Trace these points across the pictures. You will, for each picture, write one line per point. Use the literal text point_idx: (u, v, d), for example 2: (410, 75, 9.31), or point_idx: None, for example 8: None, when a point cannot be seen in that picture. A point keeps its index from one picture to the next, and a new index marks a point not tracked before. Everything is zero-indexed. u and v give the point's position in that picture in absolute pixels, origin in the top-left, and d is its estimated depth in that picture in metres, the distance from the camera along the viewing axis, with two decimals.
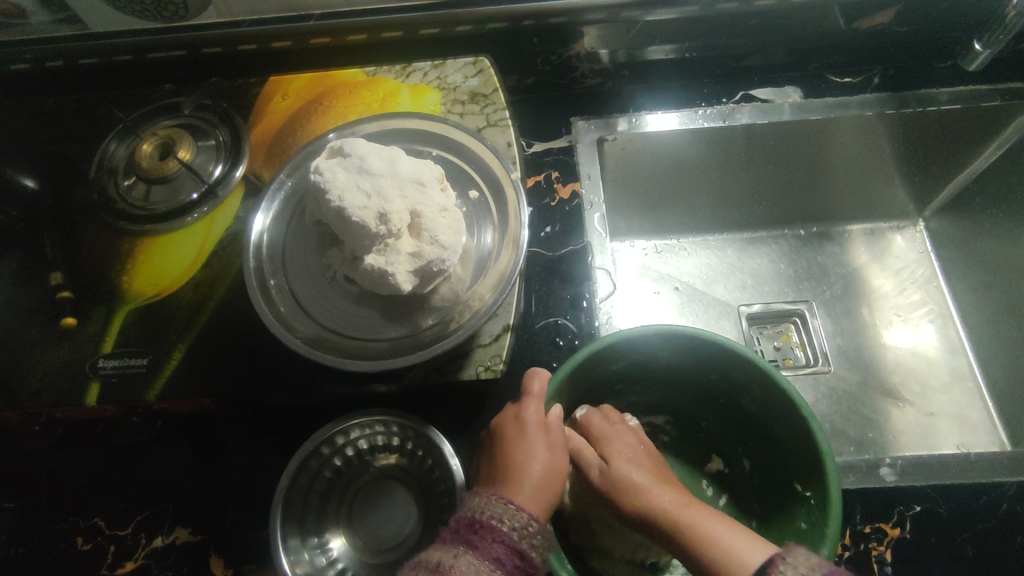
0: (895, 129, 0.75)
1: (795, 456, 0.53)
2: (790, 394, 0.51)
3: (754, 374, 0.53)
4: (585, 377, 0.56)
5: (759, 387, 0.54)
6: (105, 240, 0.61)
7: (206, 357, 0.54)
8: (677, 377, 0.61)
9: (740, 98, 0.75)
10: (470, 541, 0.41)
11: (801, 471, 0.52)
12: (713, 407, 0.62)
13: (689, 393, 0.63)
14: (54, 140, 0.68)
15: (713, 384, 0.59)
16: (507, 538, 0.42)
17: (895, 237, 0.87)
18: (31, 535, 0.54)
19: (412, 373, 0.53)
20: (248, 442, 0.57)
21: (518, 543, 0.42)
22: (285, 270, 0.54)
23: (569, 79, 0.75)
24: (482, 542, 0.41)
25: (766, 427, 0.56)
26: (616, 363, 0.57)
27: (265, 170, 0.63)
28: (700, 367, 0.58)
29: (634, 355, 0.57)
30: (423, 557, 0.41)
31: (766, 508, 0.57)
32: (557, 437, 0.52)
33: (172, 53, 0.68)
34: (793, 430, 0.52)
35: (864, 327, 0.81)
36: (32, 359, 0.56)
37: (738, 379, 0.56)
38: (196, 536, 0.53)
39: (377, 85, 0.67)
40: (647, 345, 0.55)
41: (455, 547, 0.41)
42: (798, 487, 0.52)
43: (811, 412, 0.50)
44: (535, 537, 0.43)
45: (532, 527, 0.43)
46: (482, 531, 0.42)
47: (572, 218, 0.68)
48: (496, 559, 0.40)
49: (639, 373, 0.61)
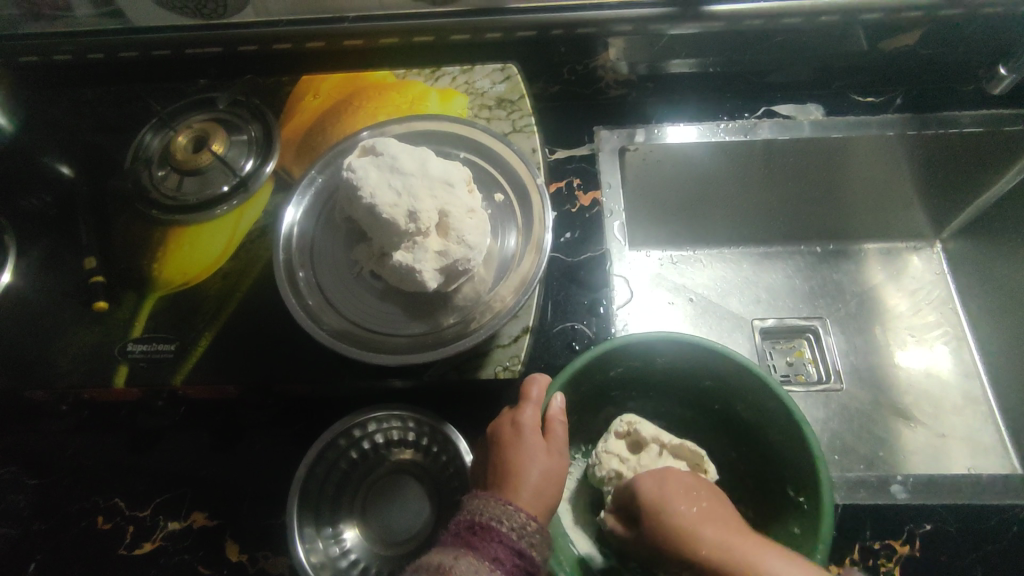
0: (915, 151, 0.76)
1: (789, 464, 0.53)
2: (784, 402, 0.51)
3: (748, 382, 0.54)
4: (588, 379, 0.56)
5: (751, 397, 0.55)
6: (138, 228, 0.62)
7: (230, 347, 0.56)
8: (672, 381, 0.61)
9: (761, 114, 0.76)
10: (470, 543, 0.42)
11: (795, 477, 0.51)
12: (716, 418, 0.62)
13: (685, 401, 0.63)
14: (92, 130, 0.70)
15: (708, 388, 0.60)
16: (507, 539, 0.43)
17: (911, 257, 0.87)
18: (53, 512, 0.56)
19: (432, 370, 0.54)
20: (267, 431, 0.58)
21: (516, 542, 0.43)
22: (313, 262, 0.55)
23: (594, 90, 0.77)
24: (481, 543, 0.42)
25: (760, 433, 0.56)
26: (615, 369, 0.58)
27: (295, 166, 0.64)
28: (696, 373, 0.59)
29: (633, 361, 0.57)
30: (424, 560, 0.42)
31: (759, 517, 0.58)
32: (558, 443, 0.51)
33: (209, 50, 0.69)
34: (786, 437, 0.52)
35: (877, 346, 0.81)
36: (62, 341, 0.57)
37: (736, 387, 0.56)
38: (213, 522, 0.54)
39: (406, 88, 0.70)
40: (646, 352, 0.56)
41: (455, 549, 0.42)
42: (790, 491, 0.52)
43: (805, 420, 0.51)
44: (534, 536, 0.44)
45: (530, 527, 0.44)
46: (481, 532, 0.43)
47: (592, 225, 0.69)
48: (496, 558, 0.41)
49: (639, 380, 0.61)
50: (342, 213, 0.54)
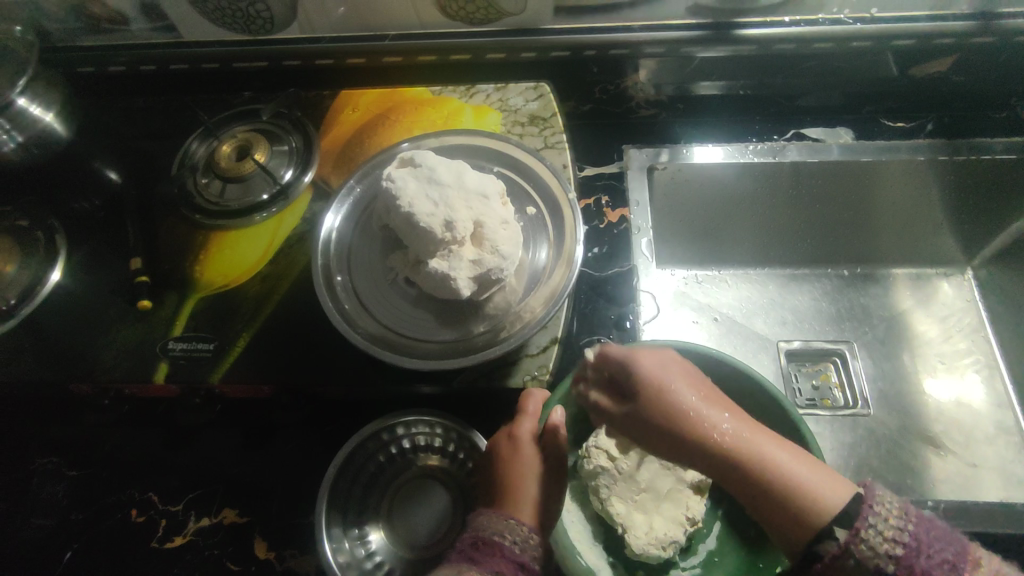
0: (946, 176, 0.76)
1: None
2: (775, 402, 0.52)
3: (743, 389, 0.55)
4: None
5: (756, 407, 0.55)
6: (182, 231, 0.65)
7: (267, 347, 0.57)
8: None
9: (792, 136, 0.77)
10: (473, 558, 0.43)
11: None
12: None
13: None
14: (140, 137, 0.73)
15: None
16: (509, 553, 0.44)
17: (941, 283, 0.86)
18: (91, 503, 0.58)
19: (461, 378, 0.55)
20: (296, 433, 0.59)
21: (520, 555, 0.44)
22: (349, 268, 0.57)
23: (625, 109, 0.78)
24: (484, 557, 0.43)
25: None
26: None
27: (333, 176, 0.67)
28: None
29: None
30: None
31: None
32: (556, 450, 0.53)
33: (255, 64, 0.73)
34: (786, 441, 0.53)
35: (906, 372, 0.80)
36: (107, 337, 0.60)
37: (732, 393, 0.57)
38: (242, 519, 0.56)
39: (441, 104, 0.71)
40: None
41: (459, 564, 0.43)
42: None
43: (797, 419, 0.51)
44: (536, 550, 0.46)
45: (532, 541, 0.46)
46: (485, 548, 0.44)
47: (619, 241, 0.70)
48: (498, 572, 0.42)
49: None
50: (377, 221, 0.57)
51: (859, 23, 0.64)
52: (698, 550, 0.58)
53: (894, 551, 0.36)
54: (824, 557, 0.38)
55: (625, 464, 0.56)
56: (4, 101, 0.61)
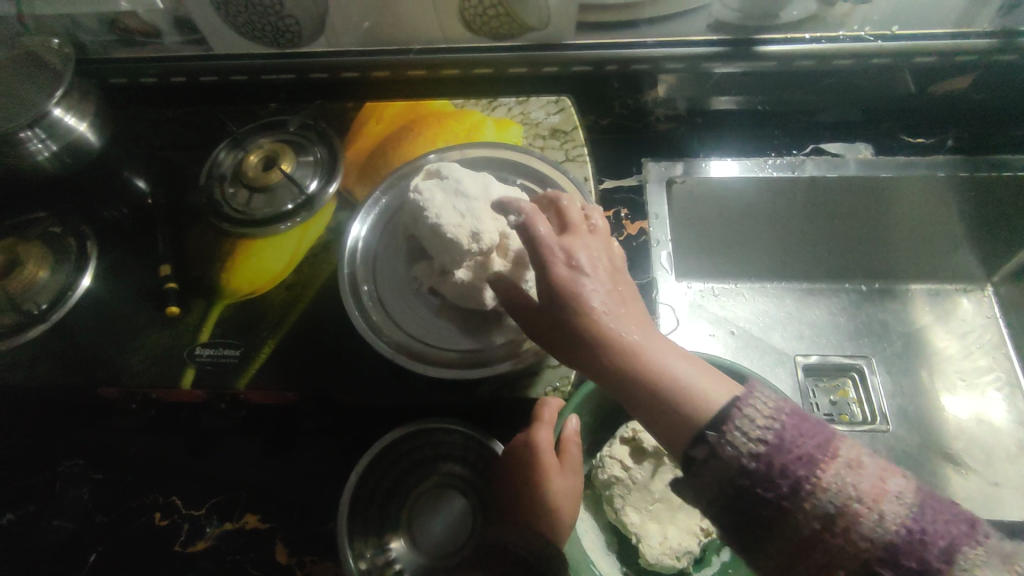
0: (967, 193, 0.75)
1: None
2: None
3: None
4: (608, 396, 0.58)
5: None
6: (209, 240, 0.66)
7: (291, 355, 0.58)
8: None
9: (811, 150, 0.77)
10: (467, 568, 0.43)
11: None
12: None
13: None
14: (168, 147, 0.75)
15: None
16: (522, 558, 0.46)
17: (960, 299, 0.86)
18: (116, 506, 0.59)
19: (484, 388, 0.55)
20: (317, 440, 0.60)
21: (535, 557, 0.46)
22: (374, 276, 0.58)
23: (645, 124, 0.79)
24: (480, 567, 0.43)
25: None
26: None
27: (357, 187, 0.68)
28: None
29: None
30: None
31: None
32: (574, 461, 0.53)
33: (283, 77, 0.74)
34: None
35: (925, 389, 0.80)
36: (135, 342, 0.61)
37: None
38: (264, 525, 0.56)
39: (464, 117, 0.72)
40: None
41: None
42: None
43: None
44: (552, 557, 0.47)
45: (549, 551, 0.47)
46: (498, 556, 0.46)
47: (639, 253, 0.70)
48: None
49: None
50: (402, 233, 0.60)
51: (879, 40, 0.65)
52: (712, 562, 0.56)
53: (757, 449, 0.34)
54: (697, 462, 0.36)
55: (639, 474, 0.56)
56: (40, 112, 0.63)
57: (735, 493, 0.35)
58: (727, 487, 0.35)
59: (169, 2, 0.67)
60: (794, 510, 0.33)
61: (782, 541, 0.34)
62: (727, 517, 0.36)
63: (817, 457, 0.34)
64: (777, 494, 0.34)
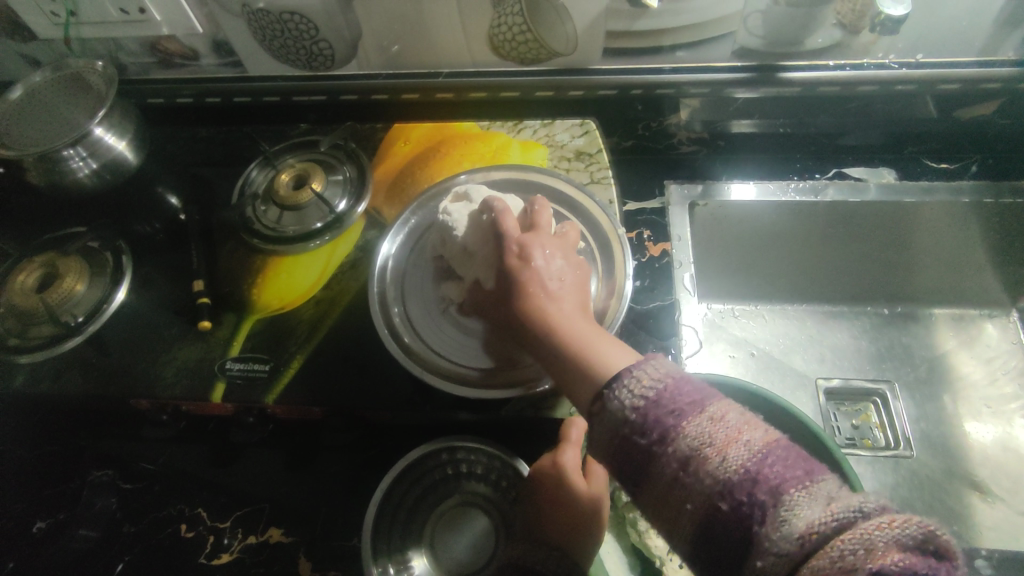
0: (992, 219, 0.75)
1: None
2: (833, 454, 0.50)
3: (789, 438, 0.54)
4: None
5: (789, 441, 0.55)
6: (241, 256, 0.68)
7: (317, 371, 0.59)
8: None
9: (833, 175, 0.77)
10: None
11: None
12: None
13: None
14: (201, 164, 0.77)
15: None
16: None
17: (985, 325, 0.84)
18: (143, 516, 0.60)
19: (509, 408, 0.56)
20: (340, 455, 0.60)
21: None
22: (405, 298, 0.60)
23: (667, 145, 0.79)
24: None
25: None
26: None
27: (385, 207, 0.70)
28: None
29: None
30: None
31: None
32: (596, 483, 0.56)
33: (314, 98, 0.76)
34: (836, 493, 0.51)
35: (949, 415, 0.79)
36: (168, 355, 0.62)
37: None
38: (288, 539, 0.57)
39: (490, 139, 0.74)
40: None
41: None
42: None
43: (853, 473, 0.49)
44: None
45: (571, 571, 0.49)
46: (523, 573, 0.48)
47: (661, 274, 0.71)
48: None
49: None
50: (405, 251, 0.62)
51: (903, 67, 0.65)
52: None
53: (638, 403, 0.38)
54: (593, 414, 0.40)
55: None
56: (82, 130, 0.66)
57: (621, 446, 0.38)
58: (612, 436, 0.38)
59: (208, 26, 0.70)
60: (658, 454, 0.36)
61: (652, 482, 0.37)
62: (611, 460, 0.39)
63: (678, 411, 0.37)
64: (648, 440, 0.37)
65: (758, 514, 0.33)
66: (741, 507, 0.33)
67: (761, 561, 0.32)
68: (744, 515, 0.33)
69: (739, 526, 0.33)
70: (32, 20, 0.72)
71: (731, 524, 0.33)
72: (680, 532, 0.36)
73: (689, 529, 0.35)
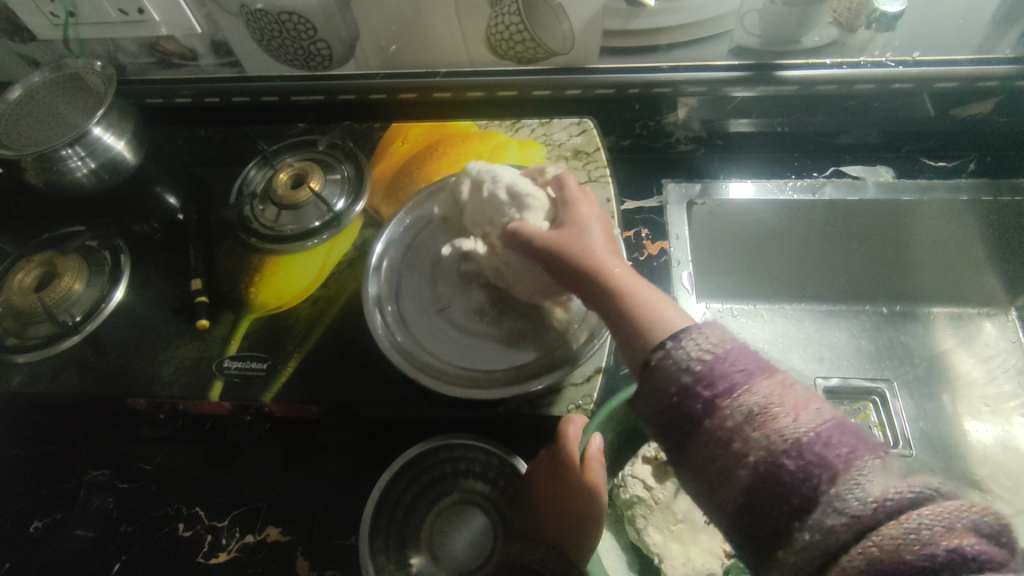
0: (989, 217, 0.75)
1: None
2: None
3: None
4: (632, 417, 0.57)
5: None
6: (239, 256, 0.68)
7: (314, 369, 0.59)
8: None
9: (831, 173, 0.77)
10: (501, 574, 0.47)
11: None
12: None
13: None
14: (200, 165, 0.78)
15: None
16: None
17: (984, 324, 0.84)
18: (141, 515, 0.60)
19: (507, 405, 0.56)
20: (338, 453, 0.60)
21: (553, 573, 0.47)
22: (399, 298, 0.60)
23: (664, 144, 0.79)
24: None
25: None
26: None
27: (382, 206, 0.70)
28: None
29: None
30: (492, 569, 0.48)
31: None
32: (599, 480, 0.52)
33: (312, 98, 0.76)
34: None
35: (948, 413, 0.79)
36: (165, 354, 0.62)
37: None
38: (285, 537, 0.57)
39: (488, 137, 0.74)
40: None
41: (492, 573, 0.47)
42: None
43: None
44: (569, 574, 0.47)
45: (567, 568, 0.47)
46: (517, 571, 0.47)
47: (658, 273, 0.71)
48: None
49: None
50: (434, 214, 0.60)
51: (900, 65, 0.66)
52: None
53: (704, 356, 0.35)
54: (652, 365, 0.37)
55: (662, 494, 0.56)
56: (80, 131, 0.66)
57: (674, 403, 0.35)
58: (667, 390, 0.35)
59: (206, 27, 0.70)
60: (720, 408, 0.33)
61: (700, 442, 0.34)
62: (657, 416, 0.36)
63: (749, 373, 0.34)
64: (710, 395, 0.34)
65: (827, 478, 0.30)
66: (810, 471, 0.30)
67: (826, 528, 0.29)
68: (809, 481, 0.30)
69: (804, 496, 0.30)
70: (32, 21, 0.72)
71: (792, 488, 0.31)
72: (722, 501, 0.33)
73: (739, 497, 0.32)
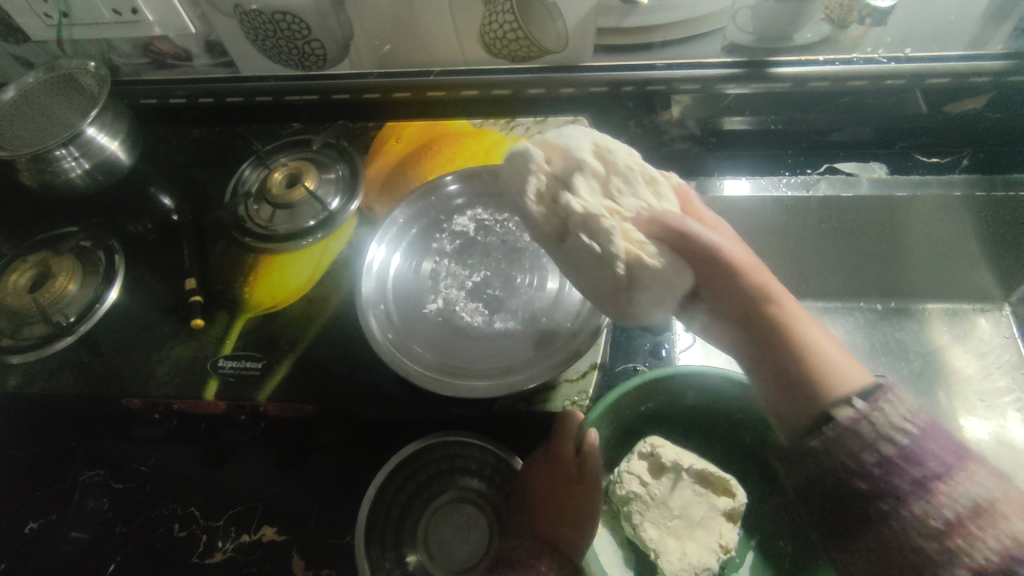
0: (983, 213, 0.75)
1: None
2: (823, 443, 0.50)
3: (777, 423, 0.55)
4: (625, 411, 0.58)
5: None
6: (233, 255, 0.68)
7: (308, 368, 0.59)
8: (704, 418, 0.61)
9: (825, 170, 0.77)
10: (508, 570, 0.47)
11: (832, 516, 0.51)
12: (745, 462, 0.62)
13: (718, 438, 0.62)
14: (195, 165, 0.78)
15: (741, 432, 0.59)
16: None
17: (978, 319, 0.85)
18: (136, 516, 0.60)
19: (501, 403, 0.56)
20: (334, 453, 0.60)
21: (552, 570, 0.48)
22: (388, 298, 0.60)
23: (658, 142, 0.79)
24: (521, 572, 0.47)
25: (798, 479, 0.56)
26: (648, 403, 0.59)
27: (376, 205, 0.70)
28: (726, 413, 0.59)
29: (664, 396, 0.58)
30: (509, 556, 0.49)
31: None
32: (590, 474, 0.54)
33: (306, 98, 0.76)
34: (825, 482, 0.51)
35: (943, 409, 0.79)
36: (159, 354, 0.62)
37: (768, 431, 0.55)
38: (280, 537, 0.57)
39: (482, 136, 0.74)
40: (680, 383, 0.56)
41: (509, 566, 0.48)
42: None
43: None
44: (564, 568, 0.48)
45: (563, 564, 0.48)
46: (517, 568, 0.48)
47: None
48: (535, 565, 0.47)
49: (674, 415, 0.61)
50: (528, 165, 0.47)
51: (892, 61, 0.66)
52: None
53: (909, 430, 0.35)
54: (827, 434, 0.37)
55: (657, 489, 0.56)
56: (74, 131, 0.66)
57: (855, 482, 0.36)
58: (844, 469, 0.36)
59: (200, 27, 0.70)
60: (913, 496, 0.34)
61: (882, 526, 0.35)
62: (827, 494, 0.37)
63: (957, 456, 0.35)
64: (904, 479, 0.34)
65: None
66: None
67: None
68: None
69: None
70: (25, 22, 0.72)
71: None
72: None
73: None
